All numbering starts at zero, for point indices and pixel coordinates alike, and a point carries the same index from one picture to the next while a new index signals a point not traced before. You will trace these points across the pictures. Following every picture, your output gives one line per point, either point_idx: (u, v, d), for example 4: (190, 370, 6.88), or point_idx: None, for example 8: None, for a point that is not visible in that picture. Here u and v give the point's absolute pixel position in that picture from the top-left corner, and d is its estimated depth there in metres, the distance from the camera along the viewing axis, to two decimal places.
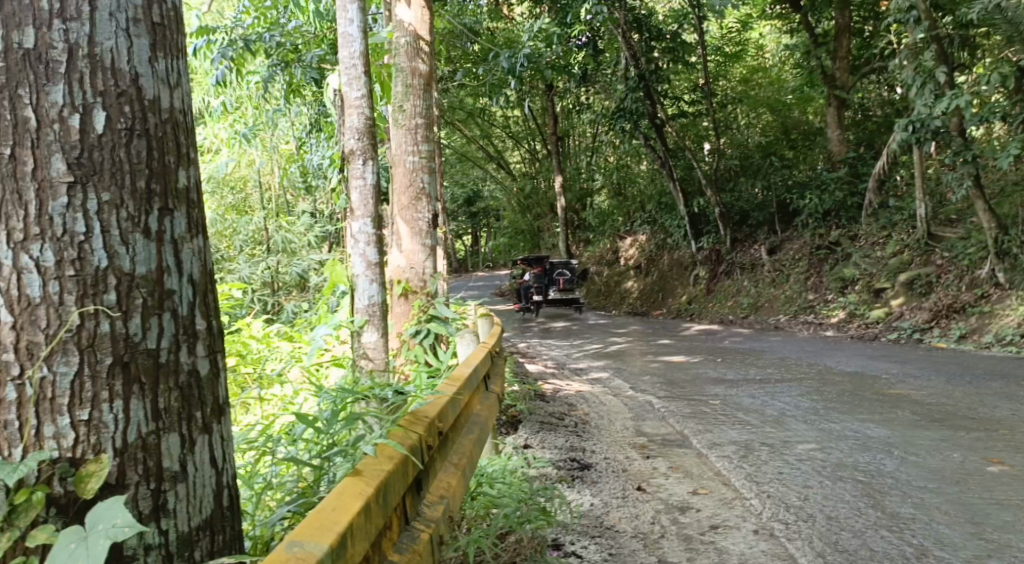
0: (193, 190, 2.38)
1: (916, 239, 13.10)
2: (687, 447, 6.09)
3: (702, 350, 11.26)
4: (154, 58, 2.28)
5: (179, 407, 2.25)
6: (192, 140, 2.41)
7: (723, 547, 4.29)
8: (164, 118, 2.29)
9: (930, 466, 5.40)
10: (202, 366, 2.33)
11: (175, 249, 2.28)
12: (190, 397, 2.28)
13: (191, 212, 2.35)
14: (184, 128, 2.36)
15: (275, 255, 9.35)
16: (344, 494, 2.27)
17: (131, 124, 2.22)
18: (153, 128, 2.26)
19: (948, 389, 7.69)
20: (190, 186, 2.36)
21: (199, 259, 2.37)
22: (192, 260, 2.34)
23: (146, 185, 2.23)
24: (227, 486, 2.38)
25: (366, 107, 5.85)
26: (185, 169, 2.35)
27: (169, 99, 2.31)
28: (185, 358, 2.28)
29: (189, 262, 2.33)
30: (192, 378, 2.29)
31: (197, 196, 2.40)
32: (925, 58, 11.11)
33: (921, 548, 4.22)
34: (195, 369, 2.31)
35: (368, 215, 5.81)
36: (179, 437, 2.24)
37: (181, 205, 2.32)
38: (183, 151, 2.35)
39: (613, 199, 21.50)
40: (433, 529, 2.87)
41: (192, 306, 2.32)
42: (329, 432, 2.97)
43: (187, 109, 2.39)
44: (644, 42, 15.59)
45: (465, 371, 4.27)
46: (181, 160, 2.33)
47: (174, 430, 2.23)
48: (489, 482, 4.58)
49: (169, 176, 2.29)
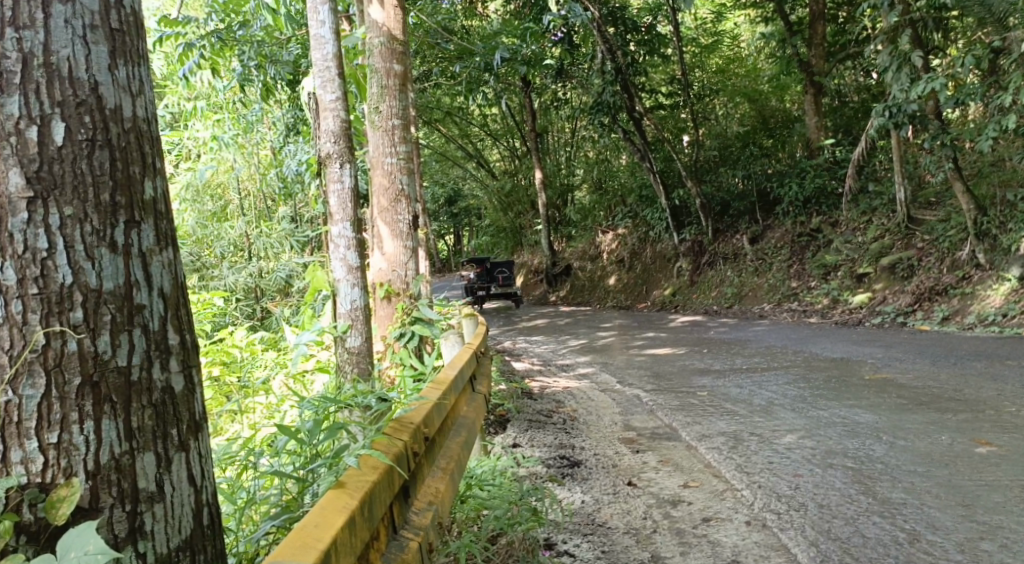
0: (161, 201, 2.31)
1: (896, 224, 13.15)
2: (676, 440, 6.06)
3: (687, 341, 11.28)
4: (113, 65, 2.22)
5: (154, 425, 2.19)
6: (158, 149, 2.34)
7: (716, 540, 4.27)
8: (127, 127, 2.23)
9: (918, 450, 5.40)
10: (177, 383, 2.26)
11: (143, 263, 2.22)
12: (165, 415, 2.21)
13: (159, 225, 2.29)
14: (149, 137, 2.30)
15: (256, 262, 9.26)
16: (327, 509, 2.22)
17: (92, 134, 2.16)
18: (115, 138, 2.19)
19: (933, 371, 7.71)
20: (157, 197, 2.29)
21: (170, 272, 2.30)
22: (162, 273, 2.27)
23: (110, 198, 2.17)
24: (208, 504, 2.31)
25: (341, 110, 5.77)
26: (152, 180, 2.28)
27: (131, 107, 2.24)
28: (158, 375, 2.22)
29: (159, 275, 2.26)
30: (166, 395, 2.23)
31: (165, 207, 2.34)
32: (901, 42, 11.00)
33: (913, 533, 4.20)
34: (170, 386, 2.24)
35: (347, 219, 5.75)
36: (155, 455, 2.18)
37: (149, 217, 2.25)
38: (149, 162, 2.28)
39: (594, 194, 21.37)
40: (422, 537, 2.82)
41: (163, 320, 2.25)
42: (312, 443, 2.90)
43: (152, 118, 2.33)
44: (620, 36, 15.65)
45: (451, 372, 4.23)
46: (146, 171, 2.26)
47: (149, 448, 2.18)
48: (478, 484, 4.54)
49: (135, 187, 2.22)
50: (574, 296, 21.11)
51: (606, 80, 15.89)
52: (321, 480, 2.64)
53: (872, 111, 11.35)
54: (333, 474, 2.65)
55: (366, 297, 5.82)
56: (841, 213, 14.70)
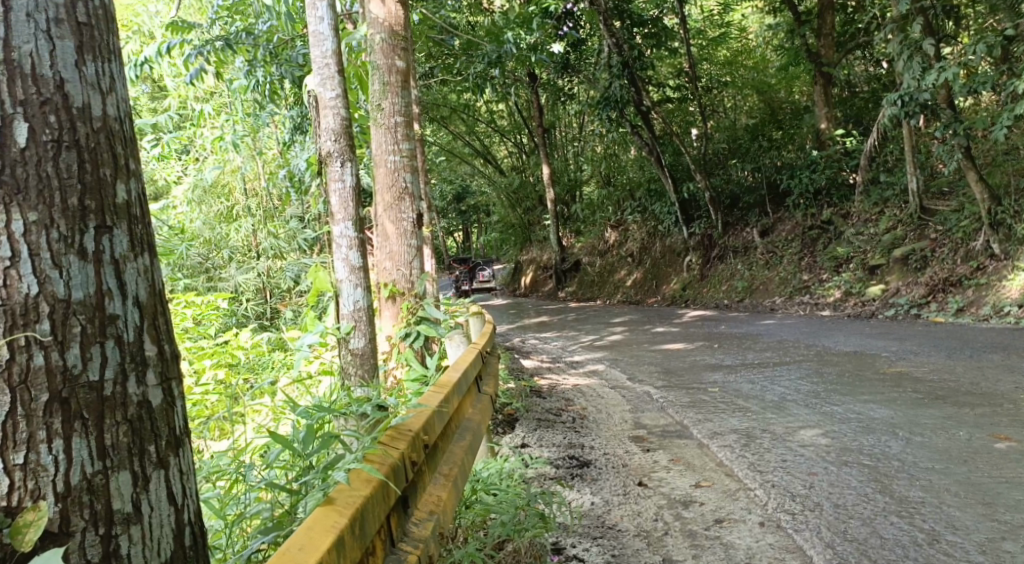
0: (135, 204, 2.21)
1: (908, 214, 12.96)
2: (688, 438, 5.94)
3: (698, 336, 11.14)
4: (81, 61, 2.12)
5: (129, 442, 2.10)
6: (132, 148, 2.24)
7: (729, 542, 4.15)
8: (97, 127, 2.13)
9: (936, 446, 5.26)
10: (155, 396, 2.17)
11: (115, 270, 2.13)
12: (141, 431, 2.13)
13: (134, 228, 2.19)
14: (122, 137, 2.20)
15: (264, 261, 9.16)
16: (315, 528, 2.15)
17: (58, 135, 2.07)
18: (83, 138, 2.11)
19: (949, 364, 7.57)
20: (131, 200, 2.20)
21: (147, 280, 2.21)
22: (137, 281, 2.19)
23: (78, 202, 2.08)
24: (189, 523, 2.22)
25: (341, 108, 5.68)
26: (125, 182, 2.19)
27: (102, 106, 2.15)
28: (134, 390, 2.13)
29: (134, 282, 2.17)
30: (143, 410, 2.14)
31: (140, 210, 2.24)
32: (911, 30, 10.82)
33: (933, 534, 4.08)
34: (147, 400, 2.15)
35: (349, 218, 5.63)
36: (131, 474, 2.10)
37: (122, 222, 2.16)
38: (123, 162, 2.19)
39: (602, 189, 21.14)
40: (421, 549, 2.74)
41: (139, 330, 2.16)
42: (306, 453, 2.81)
43: (127, 117, 2.24)
44: (626, 30, 15.52)
45: (454, 376, 4.12)
46: (118, 173, 2.17)
47: (125, 467, 2.09)
48: (485, 488, 4.44)
49: (105, 190, 2.13)
50: (583, 292, 21.03)
51: (612, 74, 15.74)
52: (312, 493, 2.56)
53: (884, 100, 11.19)
54: (324, 487, 2.57)
55: (369, 298, 5.71)
56: (852, 205, 14.50)
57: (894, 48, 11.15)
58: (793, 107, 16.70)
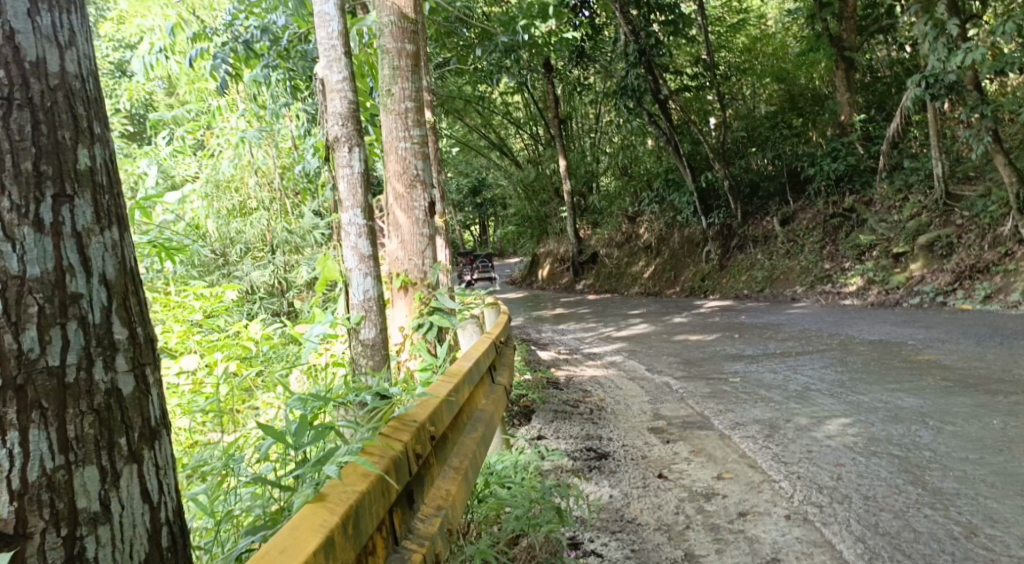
0: (101, 172, 2.07)
1: (934, 200, 12.64)
2: (709, 429, 5.74)
3: (717, 327, 10.92)
4: (35, 11, 2.00)
5: (96, 435, 1.97)
6: (99, 111, 2.10)
7: (754, 536, 3.95)
8: (53, 85, 2.00)
9: (969, 436, 5.03)
10: (125, 383, 2.03)
11: (78, 243, 2.00)
12: (110, 422, 1.99)
13: (100, 199, 2.05)
14: (83, 97, 2.05)
15: (280, 255, 9.01)
16: (299, 529, 2.02)
17: (8, 93, 1.94)
18: (37, 97, 1.98)
19: (980, 352, 7.32)
20: (95, 167, 2.05)
21: (115, 256, 2.07)
22: (104, 257, 2.04)
23: (33, 167, 1.96)
24: (167, 522, 2.08)
25: (348, 91, 5.49)
26: (88, 147, 2.04)
27: (59, 62, 2.01)
28: (101, 377, 1.99)
29: (99, 259, 2.03)
30: (112, 399, 2.00)
31: (109, 179, 2.09)
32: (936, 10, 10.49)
33: (970, 527, 3.86)
34: (116, 388, 2.02)
35: (357, 205, 5.46)
36: (98, 468, 1.97)
37: (85, 190, 2.02)
38: (85, 125, 2.05)
39: (620, 180, 20.95)
40: (427, 548, 2.57)
41: (107, 312, 2.03)
42: (298, 448, 2.66)
43: (92, 76, 2.09)
44: (642, 17, 15.23)
45: (465, 365, 3.93)
46: (80, 136, 2.03)
47: (91, 462, 1.96)
48: (499, 482, 4.26)
49: (63, 155, 2.00)
50: (601, 283, 20.77)
51: (629, 63, 15.51)
52: (303, 488, 2.41)
53: (908, 82, 10.95)
54: (316, 482, 2.42)
55: (380, 287, 5.52)
56: (874, 192, 14.14)
57: (919, 29, 10.85)
58: (813, 95, 16.52)
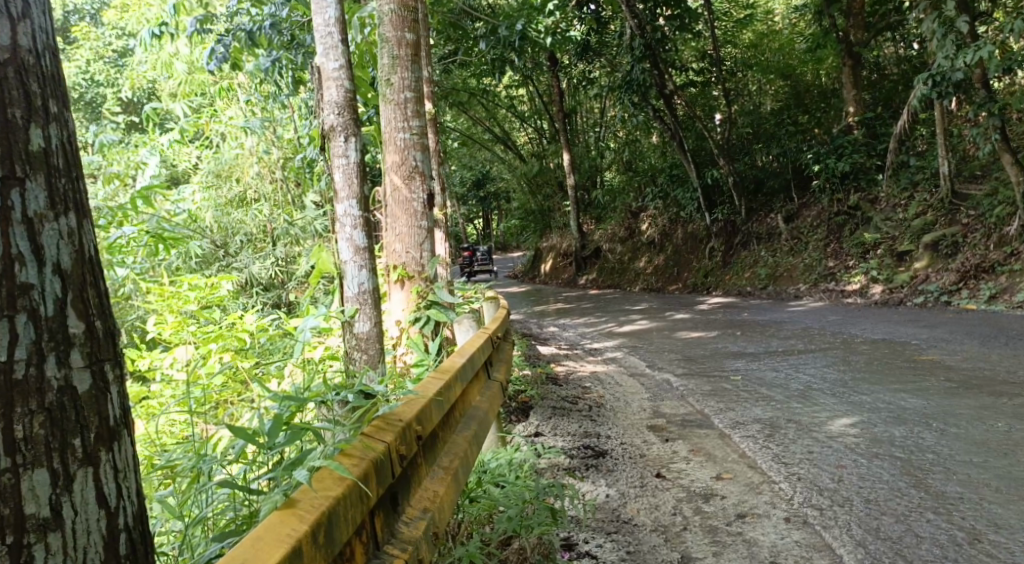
0: (57, 154, 1.93)
1: (939, 199, 12.49)
2: (709, 428, 5.65)
3: (719, 323, 10.82)
4: None
5: (47, 436, 1.86)
6: (55, 88, 1.97)
7: (752, 539, 3.86)
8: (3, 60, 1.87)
9: (973, 438, 4.93)
10: (80, 380, 1.91)
11: (29, 231, 1.87)
12: (63, 423, 1.88)
13: (55, 183, 1.92)
14: (38, 72, 1.92)
15: (281, 247, 8.91)
16: (264, 538, 1.96)
17: None
18: None
19: (984, 353, 7.20)
20: (50, 148, 1.92)
21: (71, 244, 1.94)
22: (58, 245, 1.91)
23: None
24: (125, 528, 1.96)
25: (345, 79, 5.39)
26: (42, 127, 1.91)
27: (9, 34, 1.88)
28: (53, 373, 1.87)
29: (53, 247, 1.90)
30: (64, 397, 1.88)
31: (66, 161, 1.96)
32: (946, 8, 10.37)
33: (973, 533, 3.76)
34: (71, 385, 1.90)
35: (353, 196, 5.35)
36: (49, 472, 1.85)
37: (38, 173, 1.90)
38: (40, 104, 1.92)
39: (624, 175, 20.84)
40: (410, 553, 2.48)
41: (61, 304, 1.90)
42: (271, 450, 2.56)
43: (48, 50, 1.96)
44: (649, 11, 15.15)
45: (458, 361, 3.84)
46: (32, 115, 1.90)
47: (42, 465, 1.85)
48: (492, 480, 4.17)
49: (14, 135, 1.87)
50: (604, 279, 20.62)
51: (634, 57, 15.40)
52: (274, 495, 2.34)
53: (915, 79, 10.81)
54: (288, 487, 2.36)
55: (376, 280, 5.39)
56: (879, 190, 14.00)
57: (927, 26, 10.72)
58: (820, 91, 16.32)
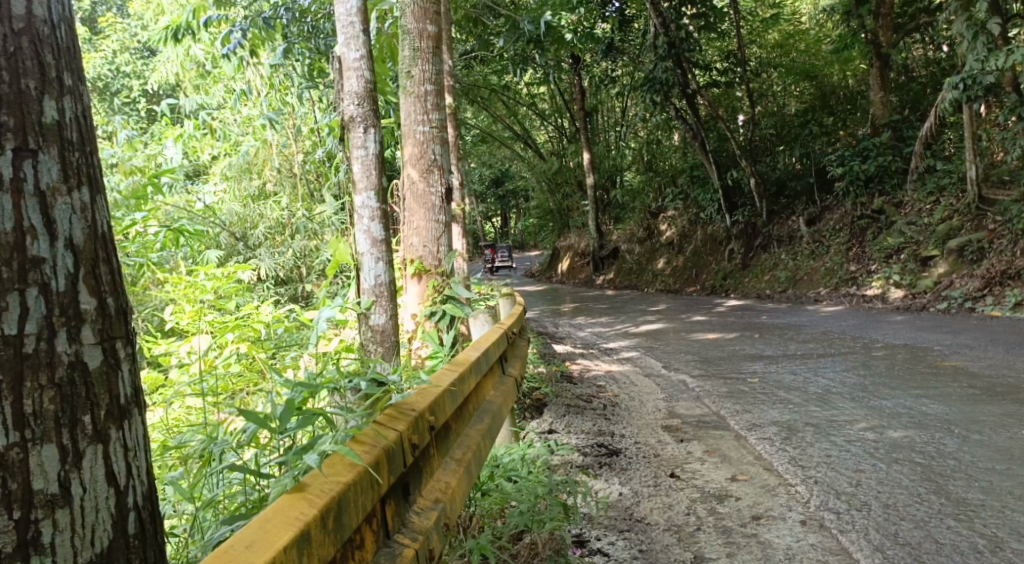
0: (70, 128, 1.90)
1: (966, 204, 12.31)
2: (725, 429, 5.58)
3: (738, 326, 10.73)
4: None
5: (57, 411, 1.82)
6: (70, 60, 1.93)
7: (767, 541, 3.79)
8: (17, 31, 1.83)
9: (996, 446, 4.84)
10: (91, 357, 1.88)
11: (42, 204, 1.83)
12: (74, 399, 1.84)
13: (68, 157, 1.89)
14: (53, 44, 1.88)
15: (299, 240, 8.75)
16: (273, 520, 1.93)
17: None
18: None
19: (1008, 360, 7.09)
20: (63, 121, 1.88)
21: (84, 220, 1.91)
22: (71, 222, 1.88)
23: None
24: (134, 507, 1.93)
25: (365, 70, 5.33)
26: (56, 100, 1.88)
27: (22, 5, 1.84)
28: (64, 348, 1.83)
29: (66, 223, 1.87)
30: (75, 373, 1.85)
31: (79, 137, 1.93)
32: (977, 10, 10.26)
33: (996, 541, 3.68)
34: (82, 361, 1.86)
35: (371, 187, 5.29)
36: (58, 448, 1.81)
37: (51, 146, 1.86)
38: (54, 75, 1.88)
39: (643, 175, 20.77)
40: (421, 543, 2.43)
41: (73, 280, 1.87)
42: (283, 434, 2.52)
43: (63, 21, 1.92)
44: (673, 10, 15.03)
45: (473, 353, 3.78)
46: (46, 87, 1.86)
47: (51, 439, 1.80)
48: (504, 476, 4.12)
49: (27, 106, 1.83)
50: (621, 280, 20.53)
51: (658, 56, 15.30)
52: (284, 480, 2.31)
53: (945, 83, 10.63)
54: (298, 472, 2.33)
55: (392, 273, 5.33)
56: (904, 194, 13.85)
57: (958, 28, 10.60)
58: (846, 93, 16.28)
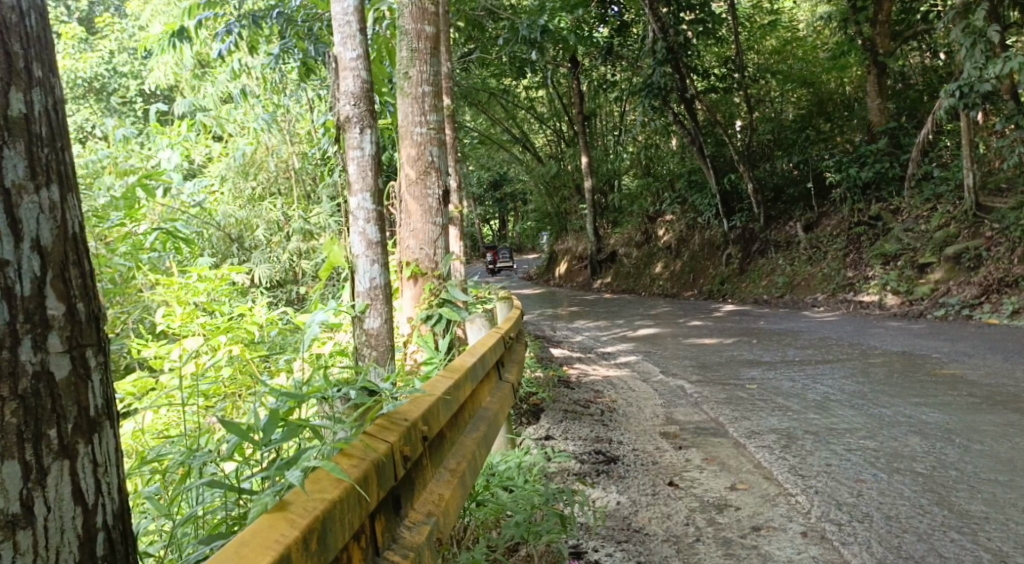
0: (39, 123, 1.82)
1: (963, 211, 12.24)
2: (723, 437, 5.50)
3: (735, 331, 10.64)
4: None
5: (20, 424, 1.73)
6: (40, 51, 1.84)
7: (767, 553, 3.71)
8: None
9: (998, 456, 4.76)
10: (58, 366, 1.79)
11: (6, 203, 1.75)
12: (38, 411, 1.75)
13: (36, 152, 1.80)
14: (21, 33, 1.80)
15: (293, 242, 8.66)
16: (252, 541, 1.85)
17: None
18: None
19: (1008, 368, 7.01)
20: (32, 115, 1.80)
21: (54, 220, 1.82)
22: (39, 222, 1.79)
23: None
24: (103, 526, 1.84)
25: (361, 70, 5.24)
26: (24, 94, 1.79)
27: None
28: (28, 357, 1.75)
29: (34, 224, 1.79)
30: (40, 383, 1.76)
31: (49, 132, 1.84)
32: (976, 18, 10.19)
33: (1000, 555, 3.60)
34: (48, 370, 1.78)
35: (367, 189, 5.20)
36: (20, 464, 1.73)
37: (17, 141, 1.78)
38: (22, 66, 1.80)
39: (641, 179, 20.69)
40: (411, 559, 2.35)
41: (40, 284, 1.78)
42: (268, 446, 2.44)
43: (34, 11, 1.84)
44: (672, 15, 14.93)
45: (468, 359, 3.70)
46: (13, 80, 1.78)
47: (13, 456, 1.72)
48: (499, 484, 4.03)
49: None
50: (618, 283, 20.46)
51: (656, 60, 15.20)
52: (265, 497, 2.22)
53: (942, 90, 10.54)
54: (281, 487, 2.24)
55: (388, 275, 5.24)
56: (901, 200, 13.78)
57: (955, 35, 10.55)
58: (843, 99, 16.02)
